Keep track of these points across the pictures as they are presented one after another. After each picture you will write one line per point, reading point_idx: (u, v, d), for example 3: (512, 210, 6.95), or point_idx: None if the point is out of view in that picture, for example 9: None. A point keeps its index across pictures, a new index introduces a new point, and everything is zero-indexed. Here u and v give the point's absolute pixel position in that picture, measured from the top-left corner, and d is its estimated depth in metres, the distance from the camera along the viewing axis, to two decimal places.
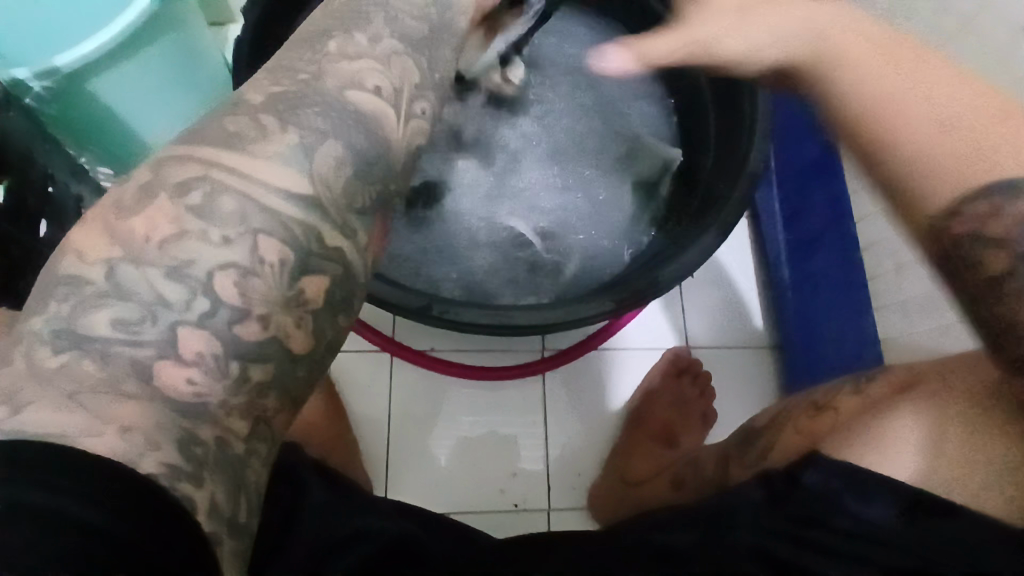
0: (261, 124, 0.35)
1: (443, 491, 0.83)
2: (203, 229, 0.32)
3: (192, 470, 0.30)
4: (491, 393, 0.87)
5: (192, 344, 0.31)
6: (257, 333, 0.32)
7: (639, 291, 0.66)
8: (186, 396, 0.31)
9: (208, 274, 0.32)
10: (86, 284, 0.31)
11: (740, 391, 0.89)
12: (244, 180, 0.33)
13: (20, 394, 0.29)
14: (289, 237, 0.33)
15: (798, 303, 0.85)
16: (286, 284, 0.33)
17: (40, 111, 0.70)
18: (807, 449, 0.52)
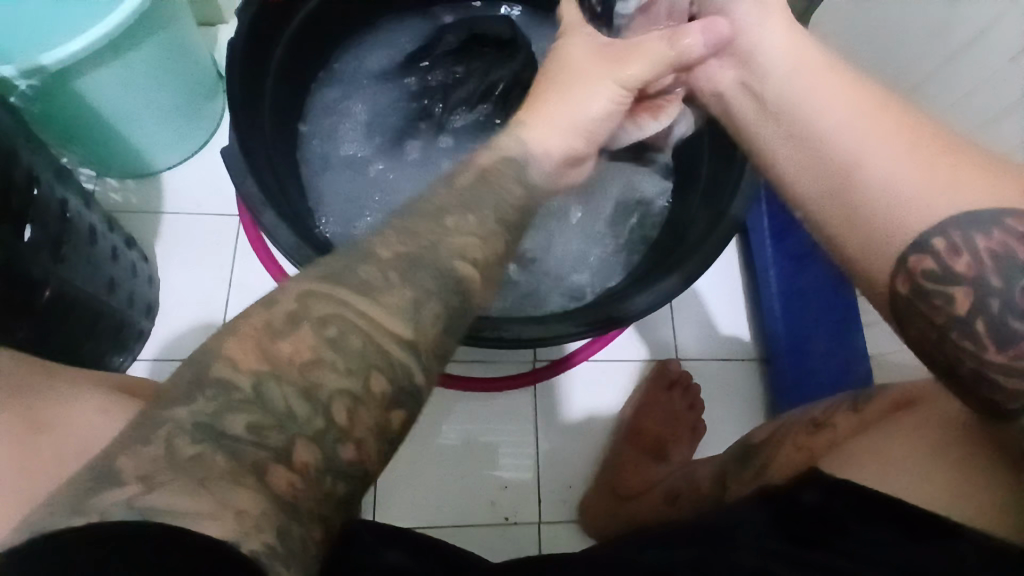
0: (387, 275, 0.36)
1: (433, 504, 0.82)
2: (333, 360, 0.33)
3: (283, 552, 0.29)
4: (481, 405, 0.87)
5: (301, 453, 0.31)
6: (351, 454, 0.33)
7: (637, 304, 0.67)
8: (286, 495, 0.31)
9: (329, 400, 0.32)
10: (233, 390, 0.31)
11: (729, 404, 0.90)
12: (367, 323, 0.34)
13: (157, 478, 0.29)
14: (392, 372, 0.34)
15: (788, 317, 0.86)
16: (378, 414, 0.34)
17: (23, 108, 0.68)
18: (807, 466, 0.53)
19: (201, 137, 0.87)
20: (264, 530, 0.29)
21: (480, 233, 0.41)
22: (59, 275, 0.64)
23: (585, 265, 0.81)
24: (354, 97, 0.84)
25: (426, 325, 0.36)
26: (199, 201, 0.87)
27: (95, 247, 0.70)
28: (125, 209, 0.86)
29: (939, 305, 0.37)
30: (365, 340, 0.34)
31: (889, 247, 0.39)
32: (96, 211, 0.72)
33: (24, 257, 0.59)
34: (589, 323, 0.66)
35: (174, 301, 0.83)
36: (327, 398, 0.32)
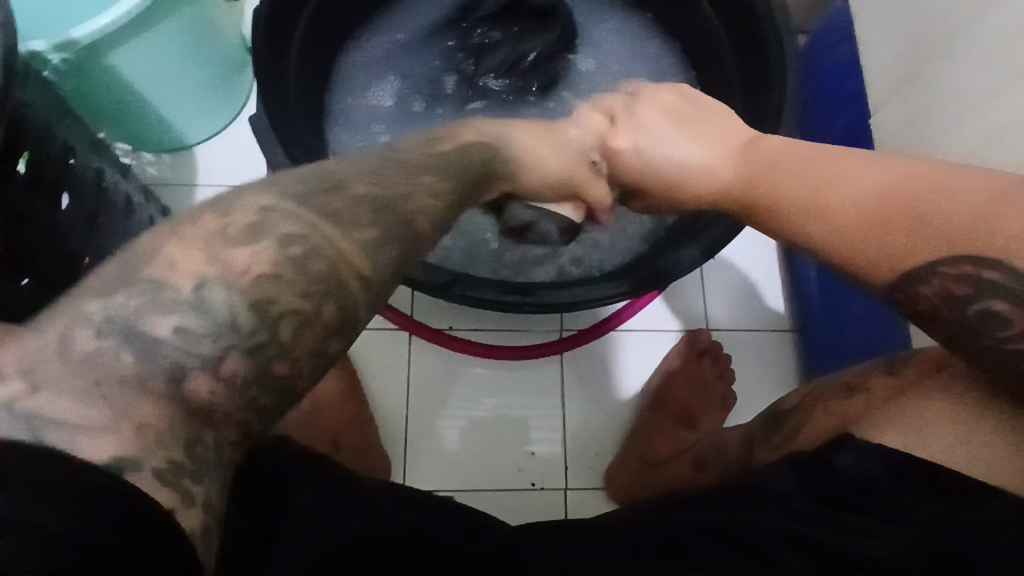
0: (358, 213, 0.33)
1: (461, 470, 0.83)
2: (291, 280, 0.30)
3: (191, 467, 0.28)
4: (508, 373, 0.87)
5: (230, 365, 0.29)
6: (284, 370, 0.31)
7: (664, 270, 0.66)
8: (201, 403, 0.29)
9: (278, 317, 0.30)
10: (168, 291, 0.29)
11: (763, 374, 0.88)
12: (336, 247, 0.31)
13: (44, 372, 0.26)
14: (338, 278, 0.32)
15: (823, 283, 0.84)
16: (321, 339, 0.31)
17: (59, 85, 0.69)
18: (839, 430, 0.51)
19: (231, 110, 0.89)
20: (166, 448, 0.27)
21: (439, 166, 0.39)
22: (99, 245, 0.66)
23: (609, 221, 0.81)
24: (391, 59, 0.86)
25: (380, 261, 0.33)
26: (231, 174, 0.89)
27: (133, 218, 0.72)
28: (159, 183, 0.88)
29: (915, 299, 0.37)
30: (325, 270, 0.31)
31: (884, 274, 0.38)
32: (132, 183, 0.74)
33: (63, 225, 0.61)
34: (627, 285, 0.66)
35: None
36: (276, 314, 0.30)
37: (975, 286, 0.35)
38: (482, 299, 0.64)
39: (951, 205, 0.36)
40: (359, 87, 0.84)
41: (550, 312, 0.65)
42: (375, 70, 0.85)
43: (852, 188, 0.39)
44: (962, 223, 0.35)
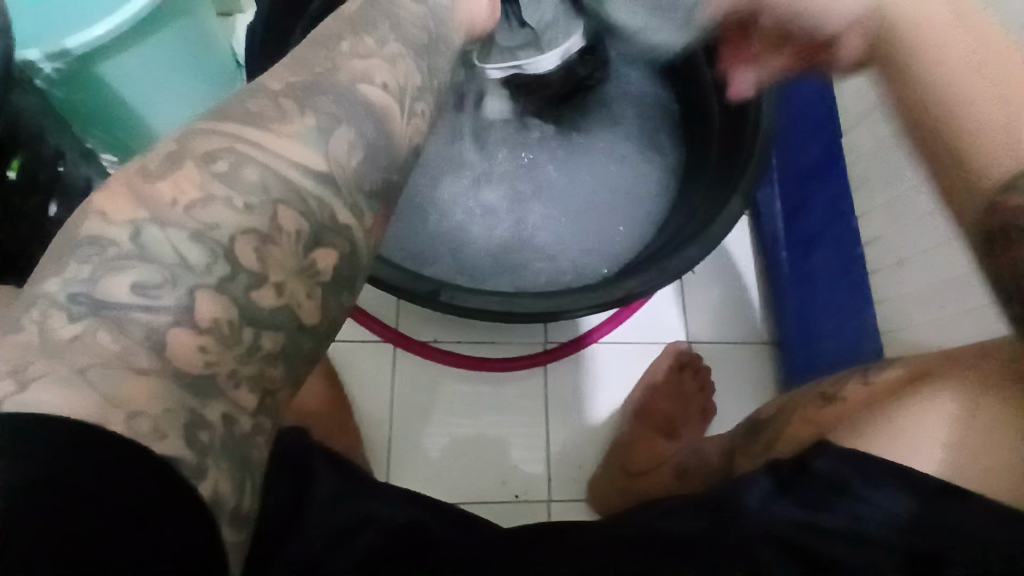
0: (281, 105, 0.34)
1: (437, 483, 0.84)
2: (225, 194, 0.31)
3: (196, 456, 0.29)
4: (493, 386, 0.88)
5: (205, 308, 0.30)
6: (272, 299, 0.32)
7: (643, 283, 0.67)
8: (196, 365, 0.30)
9: (231, 239, 0.31)
10: (111, 248, 0.30)
11: (743, 388, 0.90)
12: (265, 156, 0.33)
13: (30, 366, 0.27)
14: (302, 205, 0.33)
15: (797, 300, 0.86)
16: (298, 255, 0.32)
17: (47, 94, 0.70)
18: (816, 437, 0.52)
19: None
20: (163, 435, 0.28)
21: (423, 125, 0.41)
22: None
23: (597, 250, 0.82)
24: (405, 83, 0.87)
25: (340, 155, 0.34)
26: None
27: None
28: None
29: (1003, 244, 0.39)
30: (281, 185, 0.32)
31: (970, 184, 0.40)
32: None
33: (52, 232, 0.61)
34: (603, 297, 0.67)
35: None
36: (225, 237, 0.31)
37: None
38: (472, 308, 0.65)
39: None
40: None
41: (518, 318, 0.66)
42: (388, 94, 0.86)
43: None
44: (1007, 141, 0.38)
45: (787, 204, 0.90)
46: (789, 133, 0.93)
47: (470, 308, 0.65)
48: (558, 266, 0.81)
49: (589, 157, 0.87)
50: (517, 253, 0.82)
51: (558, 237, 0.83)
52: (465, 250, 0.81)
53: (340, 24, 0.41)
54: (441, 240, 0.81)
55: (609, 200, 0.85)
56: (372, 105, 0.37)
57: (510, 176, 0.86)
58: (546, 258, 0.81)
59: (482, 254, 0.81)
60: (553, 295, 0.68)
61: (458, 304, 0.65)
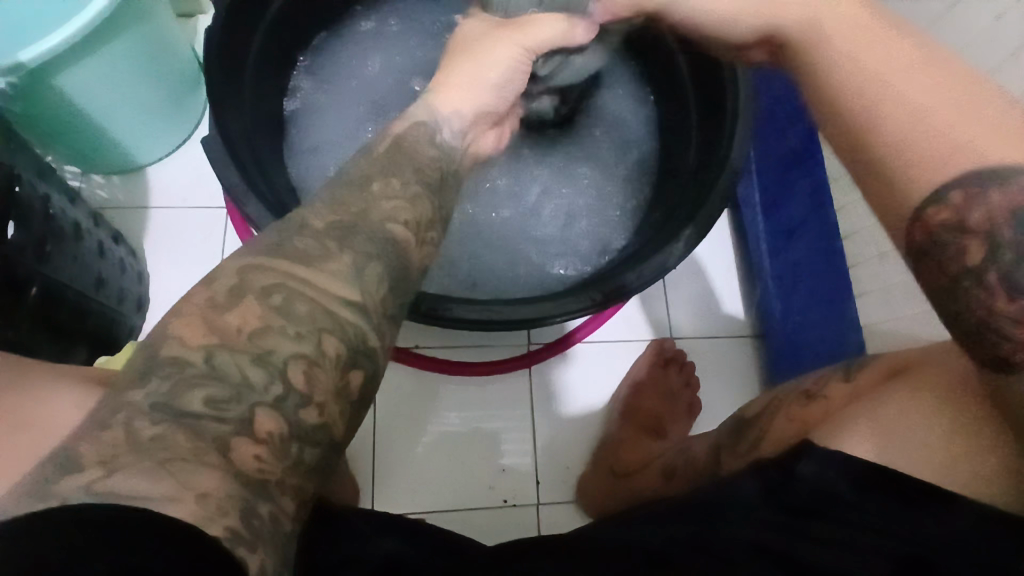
0: (326, 245, 0.38)
1: (425, 493, 0.82)
2: (280, 326, 0.34)
3: (247, 537, 0.29)
4: (478, 389, 0.87)
5: (264, 423, 0.32)
6: (314, 417, 0.34)
7: (625, 284, 0.67)
8: (252, 471, 0.31)
9: (284, 364, 0.33)
10: (188, 367, 0.32)
11: (729, 382, 0.90)
12: (312, 289, 0.35)
13: (118, 458, 0.29)
14: (343, 334, 0.35)
15: (779, 290, 0.87)
16: (335, 376, 0.35)
17: (5, 109, 0.67)
18: (801, 437, 0.52)
19: (188, 127, 0.87)
20: (226, 513, 0.29)
21: (408, 198, 0.44)
22: (47, 272, 0.64)
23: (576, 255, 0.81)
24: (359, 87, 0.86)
25: (369, 286, 0.37)
26: (186, 195, 0.87)
27: (80, 243, 0.69)
28: (110, 205, 0.85)
29: (952, 254, 0.36)
30: (315, 307, 0.35)
31: (910, 192, 0.37)
32: (81, 208, 0.71)
33: (9, 255, 0.59)
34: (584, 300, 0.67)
35: (165, 294, 0.83)
36: (281, 361, 0.33)
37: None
38: (463, 319, 0.64)
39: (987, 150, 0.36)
40: (338, 82, 0.85)
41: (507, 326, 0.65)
42: (346, 100, 0.85)
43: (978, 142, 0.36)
44: (962, 155, 0.36)
45: (768, 193, 0.91)
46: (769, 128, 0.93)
47: (462, 318, 0.64)
48: (530, 269, 0.80)
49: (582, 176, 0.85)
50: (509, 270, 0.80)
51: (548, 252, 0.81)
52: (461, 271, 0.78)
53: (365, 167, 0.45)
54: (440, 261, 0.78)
55: (593, 212, 0.83)
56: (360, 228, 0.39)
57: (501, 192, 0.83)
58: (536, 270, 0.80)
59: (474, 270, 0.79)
60: (537, 299, 0.67)
61: (447, 315, 0.64)
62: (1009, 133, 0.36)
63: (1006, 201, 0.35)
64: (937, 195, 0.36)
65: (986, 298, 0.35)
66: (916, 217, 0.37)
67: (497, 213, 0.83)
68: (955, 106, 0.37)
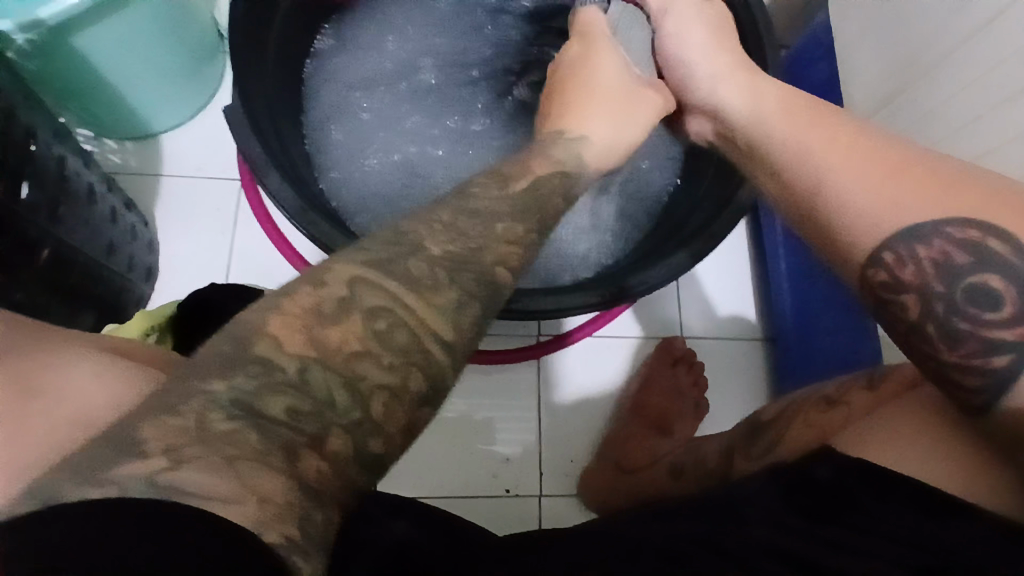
0: (437, 276, 0.34)
1: (428, 479, 0.82)
2: (377, 352, 0.31)
3: (304, 545, 0.26)
4: (486, 378, 0.86)
5: (334, 443, 0.29)
6: (379, 447, 0.31)
7: (645, 280, 0.66)
8: (314, 482, 0.28)
9: (370, 392, 0.30)
10: (276, 372, 0.29)
11: (738, 384, 0.90)
12: (414, 321, 0.32)
13: (182, 450, 0.26)
14: (428, 371, 0.32)
15: (794, 294, 0.86)
16: (412, 411, 0.32)
17: (20, 66, 0.66)
18: (819, 444, 0.52)
19: (205, 95, 0.86)
20: (286, 521, 0.26)
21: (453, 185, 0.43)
22: (59, 236, 0.63)
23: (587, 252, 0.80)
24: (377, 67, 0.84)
25: (462, 329, 0.34)
26: (200, 165, 0.85)
27: (93, 208, 0.68)
28: (123, 171, 0.84)
29: (897, 311, 0.40)
30: (410, 337, 0.32)
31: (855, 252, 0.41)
32: (95, 172, 0.70)
33: (23, 216, 0.58)
34: (603, 295, 0.66)
35: (175, 264, 0.82)
36: (367, 389, 0.30)
37: (975, 254, 0.37)
38: None
39: (897, 212, 0.39)
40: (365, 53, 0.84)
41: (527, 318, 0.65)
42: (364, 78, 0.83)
43: (901, 201, 0.40)
44: (878, 217, 0.40)
45: None
46: None
47: None
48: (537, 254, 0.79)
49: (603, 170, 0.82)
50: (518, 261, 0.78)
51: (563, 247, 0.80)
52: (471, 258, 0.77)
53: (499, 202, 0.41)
54: None
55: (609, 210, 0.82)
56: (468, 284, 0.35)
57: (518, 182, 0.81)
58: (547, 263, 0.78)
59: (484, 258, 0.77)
60: (555, 291, 0.66)
61: None
62: (934, 189, 0.39)
63: (929, 256, 0.38)
64: (872, 258, 0.40)
65: (930, 348, 0.39)
66: (861, 276, 0.41)
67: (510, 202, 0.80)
68: (871, 180, 0.41)
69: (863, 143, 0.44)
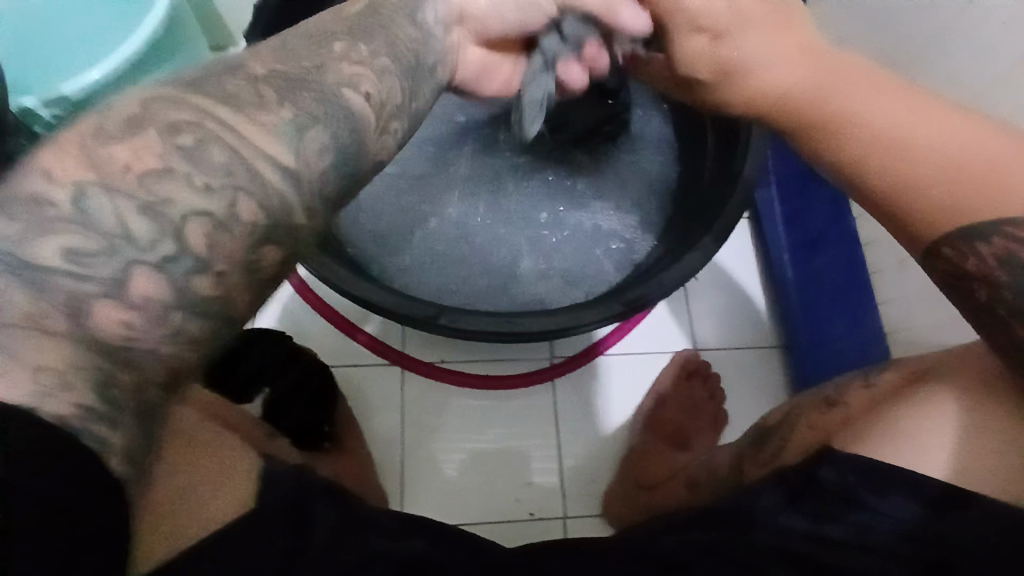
0: (261, 94, 0.32)
1: (452, 505, 0.83)
2: (186, 173, 0.29)
3: (108, 413, 0.27)
4: (502, 402, 0.88)
5: (139, 286, 0.28)
6: (209, 287, 0.29)
7: (647, 293, 0.68)
8: (116, 337, 0.28)
9: (182, 220, 0.29)
10: (48, 208, 0.27)
11: (756, 394, 0.90)
12: (236, 138, 0.31)
13: None
14: (263, 199, 0.31)
15: (802, 300, 0.86)
16: (248, 249, 0.30)
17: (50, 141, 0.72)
18: (821, 445, 0.52)
19: None
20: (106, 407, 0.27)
21: None
22: None
23: (586, 275, 0.81)
24: None
25: (317, 179, 0.32)
26: None
27: None
28: None
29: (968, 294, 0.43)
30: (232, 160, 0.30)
31: (922, 236, 0.44)
32: None
33: None
34: (606, 312, 0.67)
35: None
36: (177, 217, 0.29)
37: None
38: (480, 332, 0.65)
39: (942, 138, 0.42)
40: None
41: (531, 340, 0.67)
42: None
43: (942, 131, 0.42)
44: (954, 192, 0.41)
45: (789, 204, 0.92)
46: (783, 146, 0.94)
47: (478, 332, 0.65)
48: (567, 263, 0.82)
49: (595, 196, 0.85)
50: (515, 287, 0.80)
51: (557, 270, 0.81)
52: (472, 286, 0.79)
53: (332, 23, 0.39)
54: (451, 279, 0.79)
55: (604, 233, 0.83)
56: (285, 111, 0.32)
57: (515, 212, 0.83)
58: (545, 287, 0.80)
59: (484, 285, 0.80)
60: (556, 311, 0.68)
61: (462, 329, 0.66)
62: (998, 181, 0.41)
63: (992, 254, 0.41)
64: (936, 251, 0.43)
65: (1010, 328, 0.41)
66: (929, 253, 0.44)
67: (508, 229, 0.83)
68: (945, 172, 0.42)
69: (935, 113, 0.43)
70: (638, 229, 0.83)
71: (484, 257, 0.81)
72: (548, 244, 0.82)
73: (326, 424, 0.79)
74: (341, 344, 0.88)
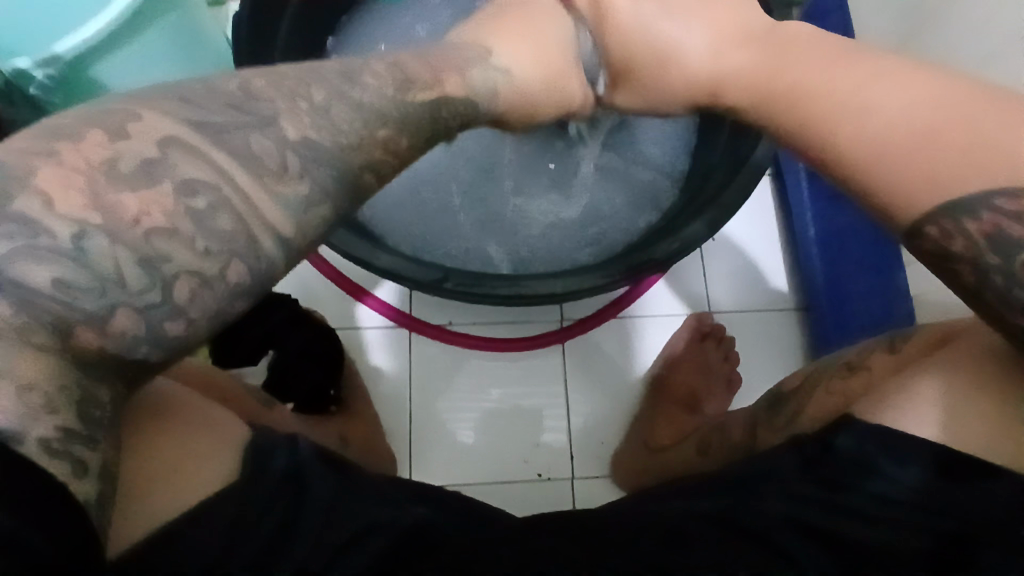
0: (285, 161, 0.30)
1: (461, 465, 0.83)
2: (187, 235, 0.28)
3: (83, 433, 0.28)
4: (512, 365, 0.87)
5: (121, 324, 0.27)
6: (179, 331, 0.29)
7: (659, 254, 0.65)
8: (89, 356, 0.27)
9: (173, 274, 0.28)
10: (44, 237, 0.26)
11: (772, 357, 0.87)
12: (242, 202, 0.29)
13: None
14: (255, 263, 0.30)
15: (825, 260, 0.83)
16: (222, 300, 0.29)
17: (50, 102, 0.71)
18: (839, 412, 0.50)
19: None
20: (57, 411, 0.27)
21: None
22: None
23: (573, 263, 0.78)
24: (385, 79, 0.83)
25: (308, 227, 0.31)
26: None
27: None
28: None
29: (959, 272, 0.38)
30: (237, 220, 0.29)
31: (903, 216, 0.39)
32: None
33: None
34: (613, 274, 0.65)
35: None
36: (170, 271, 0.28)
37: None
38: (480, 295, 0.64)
39: (889, 110, 0.40)
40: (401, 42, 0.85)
41: (537, 302, 0.65)
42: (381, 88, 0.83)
43: (886, 100, 0.40)
44: (924, 166, 0.38)
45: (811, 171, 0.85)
46: None
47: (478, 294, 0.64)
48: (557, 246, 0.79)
49: (590, 188, 0.82)
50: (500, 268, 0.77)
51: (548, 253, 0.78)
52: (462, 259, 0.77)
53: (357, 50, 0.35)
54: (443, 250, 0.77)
55: (594, 225, 0.80)
56: (272, 112, 0.31)
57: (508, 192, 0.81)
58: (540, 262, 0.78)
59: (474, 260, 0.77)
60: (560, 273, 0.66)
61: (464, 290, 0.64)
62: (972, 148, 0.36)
63: (981, 231, 0.36)
64: (919, 230, 0.38)
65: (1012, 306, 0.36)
66: (914, 231, 0.38)
67: (499, 211, 0.80)
68: (918, 140, 0.38)
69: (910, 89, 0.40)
70: (629, 226, 0.79)
71: (472, 238, 0.79)
72: (538, 230, 0.80)
73: (331, 387, 0.79)
74: (349, 307, 0.87)
